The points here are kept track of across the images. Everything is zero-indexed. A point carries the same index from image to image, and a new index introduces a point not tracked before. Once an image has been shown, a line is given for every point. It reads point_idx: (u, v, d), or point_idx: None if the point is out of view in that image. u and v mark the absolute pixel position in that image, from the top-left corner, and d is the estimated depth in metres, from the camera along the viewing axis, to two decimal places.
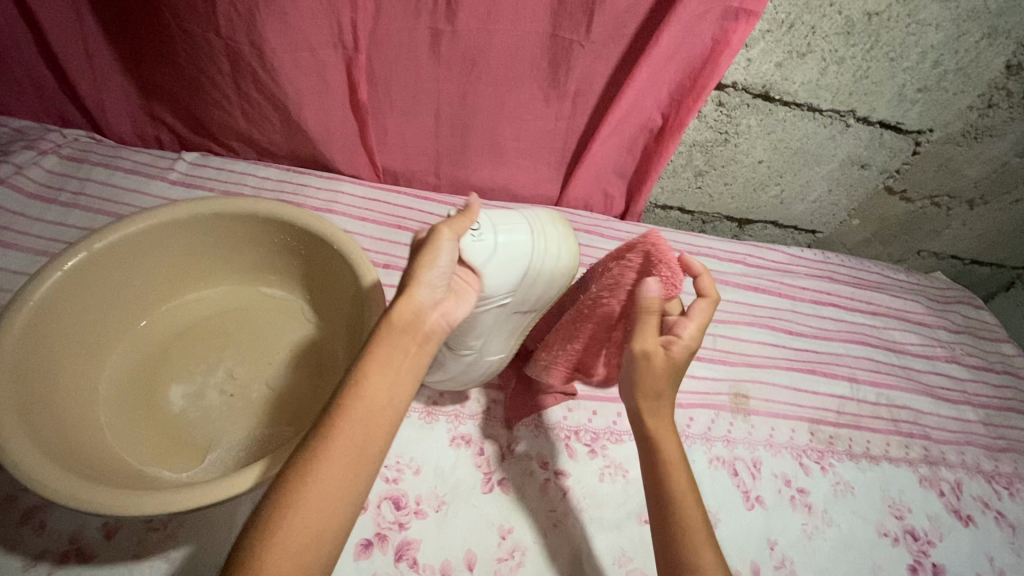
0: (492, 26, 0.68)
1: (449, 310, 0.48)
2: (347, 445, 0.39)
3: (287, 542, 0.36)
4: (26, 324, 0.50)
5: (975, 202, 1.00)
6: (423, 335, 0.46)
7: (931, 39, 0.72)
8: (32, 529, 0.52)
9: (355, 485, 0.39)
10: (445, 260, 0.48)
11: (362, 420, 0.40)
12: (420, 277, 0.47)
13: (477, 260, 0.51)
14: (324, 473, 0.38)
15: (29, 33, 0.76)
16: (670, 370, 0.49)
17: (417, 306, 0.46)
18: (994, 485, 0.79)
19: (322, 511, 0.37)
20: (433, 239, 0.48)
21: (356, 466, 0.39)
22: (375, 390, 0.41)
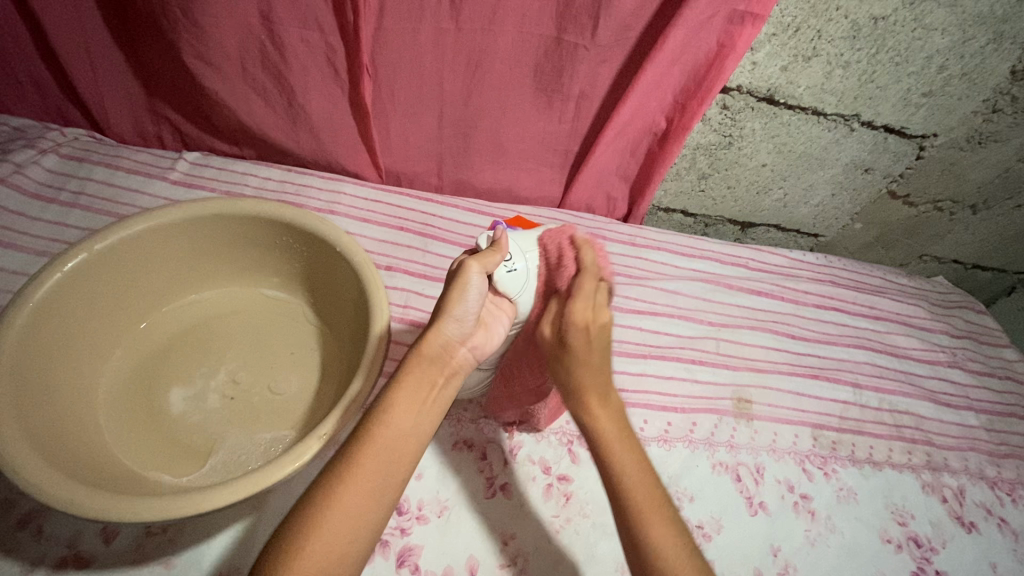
0: (496, 26, 0.68)
1: (479, 341, 0.50)
2: (371, 469, 0.41)
3: (307, 563, 0.36)
4: (24, 326, 0.50)
5: (978, 207, 1.00)
6: (449, 369, 0.48)
7: (937, 44, 0.72)
8: (31, 534, 0.51)
9: (374, 511, 0.40)
10: (474, 295, 0.48)
11: (386, 447, 0.42)
12: (448, 313, 0.48)
13: (512, 291, 0.51)
14: (348, 494, 0.39)
15: (29, 30, 0.75)
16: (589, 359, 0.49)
17: (444, 339, 0.48)
18: (996, 491, 0.79)
19: (342, 535, 0.38)
20: (461, 274, 0.48)
21: (378, 493, 0.40)
22: (400, 419, 0.43)
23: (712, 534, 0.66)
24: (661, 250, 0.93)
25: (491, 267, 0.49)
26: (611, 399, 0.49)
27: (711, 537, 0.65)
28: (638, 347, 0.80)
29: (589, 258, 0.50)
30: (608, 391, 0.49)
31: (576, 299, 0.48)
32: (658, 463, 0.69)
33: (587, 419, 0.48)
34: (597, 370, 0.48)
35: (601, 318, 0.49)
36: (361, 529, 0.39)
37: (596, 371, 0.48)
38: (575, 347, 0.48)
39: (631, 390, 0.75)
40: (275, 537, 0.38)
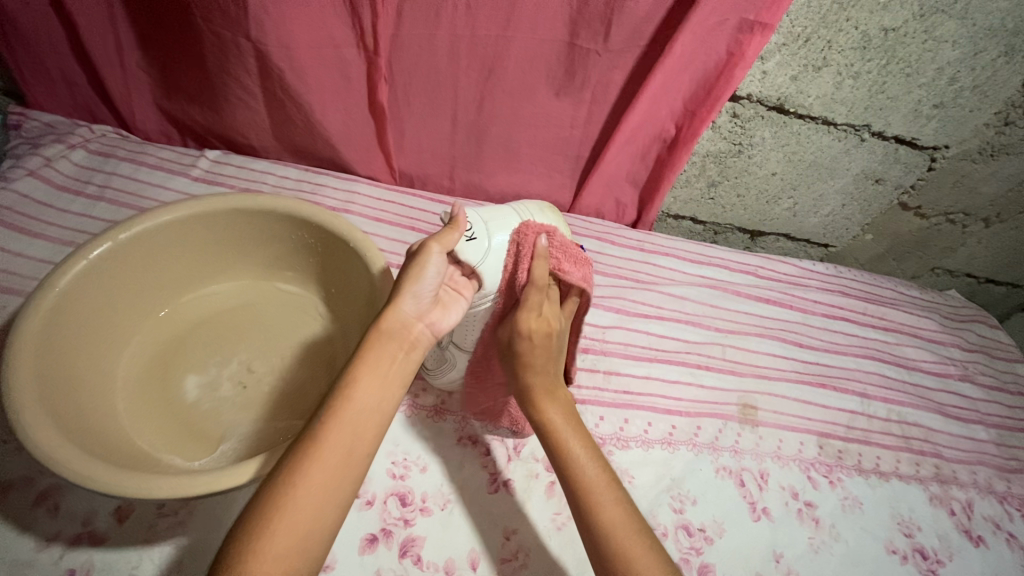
0: (511, 32, 0.69)
1: (435, 319, 0.51)
2: (336, 445, 0.42)
3: (275, 539, 0.38)
4: (51, 310, 0.52)
5: (990, 220, 0.99)
6: (408, 343, 0.48)
7: (948, 55, 0.73)
8: (47, 510, 0.53)
9: (342, 488, 0.41)
10: (433, 275, 0.50)
11: (353, 423, 0.43)
12: (406, 290, 0.50)
13: (474, 260, 0.52)
14: (316, 470, 0.40)
15: (63, 32, 0.78)
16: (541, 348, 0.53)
17: (403, 316, 0.49)
18: (1006, 505, 0.78)
19: (311, 513, 0.39)
20: (421, 253, 0.50)
21: (343, 468, 0.41)
22: (364, 392, 0.44)
23: (714, 538, 0.65)
24: (669, 256, 0.94)
25: (450, 247, 0.51)
26: (558, 393, 0.55)
27: (713, 540, 0.65)
28: (645, 350, 0.80)
29: (541, 273, 0.53)
30: (554, 386, 0.55)
31: (527, 306, 0.52)
32: (661, 466, 0.70)
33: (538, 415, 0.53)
34: (546, 367, 0.55)
35: (554, 326, 0.54)
36: (330, 505, 0.40)
37: (544, 372, 0.54)
38: (531, 350, 0.53)
39: (636, 392, 0.75)
40: (246, 512, 0.39)
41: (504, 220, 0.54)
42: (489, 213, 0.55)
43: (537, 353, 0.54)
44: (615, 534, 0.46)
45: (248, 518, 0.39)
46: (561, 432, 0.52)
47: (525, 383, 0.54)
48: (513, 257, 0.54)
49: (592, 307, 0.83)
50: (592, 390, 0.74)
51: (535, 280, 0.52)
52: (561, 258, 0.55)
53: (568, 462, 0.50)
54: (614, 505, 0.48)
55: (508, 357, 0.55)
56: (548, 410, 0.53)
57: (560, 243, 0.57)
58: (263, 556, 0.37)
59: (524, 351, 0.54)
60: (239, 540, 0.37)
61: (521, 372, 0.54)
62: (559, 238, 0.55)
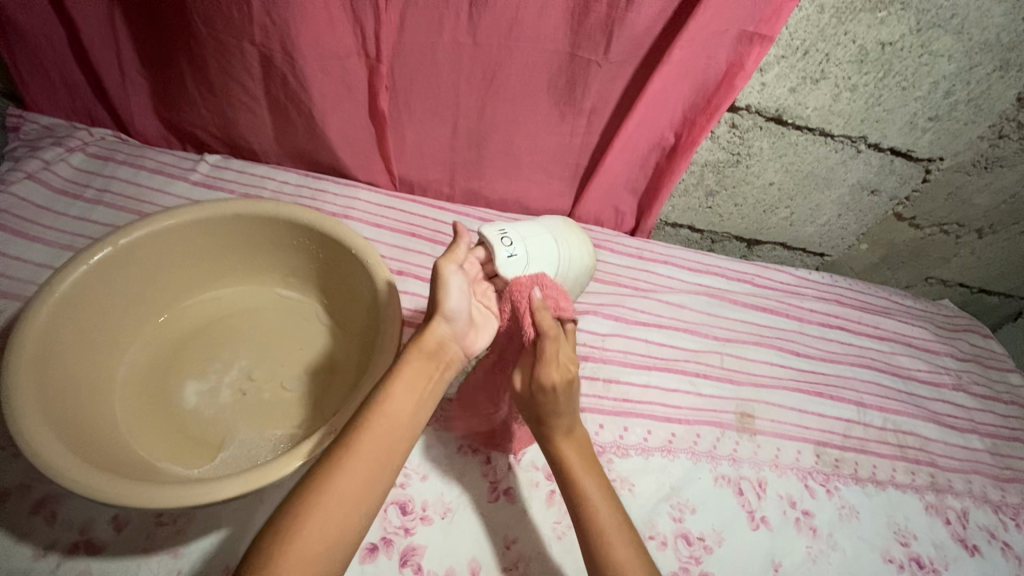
0: (513, 41, 0.70)
1: (469, 339, 0.53)
2: (367, 454, 0.42)
3: (303, 545, 0.38)
4: (50, 316, 0.52)
5: (984, 231, 1.01)
6: (446, 362, 0.50)
7: (943, 69, 0.74)
8: (44, 518, 0.52)
9: (368, 500, 0.41)
10: (458, 292, 0.52)
11: (385, 434, 0.44)
12: (440, 312, 0.51)
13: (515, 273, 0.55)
14: (345, 477, 0.41)
15: (63, 34, 0.78)
16: (563, 398, 0.49)
17: (440, 336, 0.50)
18: (1000, 515, 0.79)
19: (337, 519, 0.39)
20: (440, 274, 0.51)
21: (374, 479, 0.42)
22: (398, 406, 0.45)
23: (712, 547, 0.66)
24: (669, 264, 0.94)
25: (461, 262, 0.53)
26: (575, 433, 0.51)
27: (712, 550, 0.65)
28: (644, 358, 0.80)
29: (547, 321, 0.50)
30: (574, 427, 0.51)
31: (546, 360, 0.49)
32: (660, 474, 0.70)
33: (555, 455, 0.50)
34: (568, 415, 0.50)
35: (573, 372, 0.50)
36: (355, 515, 0.40)
37: (565, 416, 0.50)
38: (550, 402, 0.49)
39: (636, 400, 0.76)
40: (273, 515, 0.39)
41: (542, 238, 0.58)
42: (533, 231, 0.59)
43: (556, 402, 0.49)
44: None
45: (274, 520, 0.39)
46: (577, 472, 0.49)
47: (543, 429, 0.50)
48: (523, 310, 0.51)
49: (592, 314, 0.83)
50: (591, 398, 0.74)
51: (544, 331, 0.50)
52: (558, 299, 0.53)
53: (583, 497, 0.48)
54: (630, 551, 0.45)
55: (527, 411, 0.51)
56: (564, 452, 0.50)
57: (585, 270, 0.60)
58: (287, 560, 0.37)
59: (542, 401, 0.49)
60: (264, 542, 0.38)
61: (542, 422, 0.50)
62: (550, 283, 0.53)
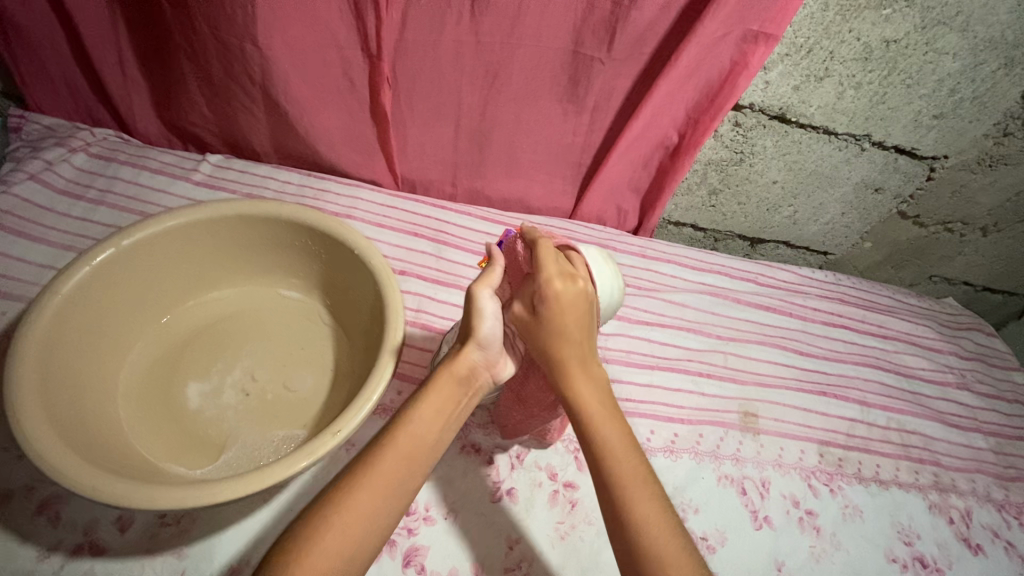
0: (515, 40, 0.70)
1: (500, 366, 0.52)
2: (388, 474, 0.43)
3: (322, 557, 0.38)
4: (53, 318, 0.52)
5: (988, 229, 1.00)
6: (473, 388, 0.50)
7: (948, 67, 0.73)
8: (49, 519, 0.53)
9: (388, 514, 0.42)
10: (491, 318, 0.51)
11: (408, 453, 0.44)
12: (473, 338, 0.50)
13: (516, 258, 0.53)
14: (365, 494, 0.41)
15: (65, 34, 0.78)
16: (571, 308, 0.48)
17: (470, 362, 0.50)
18: (1004, 514, 0.78)
19: (355, 534, 0.40)
20: (473, 300, 0.50)
21: (393, 493, 0.42)
22: (422, 427, 0.46)
23: (715, 547, 0.66)
24: (671, 263, 0.94)
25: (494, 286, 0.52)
26: (592, 369, 0.49)
27: (714, 549, 0.65)
28: (646, 358, 0.80)
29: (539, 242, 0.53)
30: (589, 361, 0.49)
31: (542, 267, 0.49)
32: (663, 474, 0.70)
33: (570, 389, 0.48)
34: (579, 340, 0.49)
35: (580, 286, 0.49)
36: (375, 529, 0.41)
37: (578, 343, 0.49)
38: (553, 315, 0.48)
39: (638, 400, 0.75)
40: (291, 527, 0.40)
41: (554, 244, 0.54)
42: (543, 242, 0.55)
43: (554, 321, 0.48)
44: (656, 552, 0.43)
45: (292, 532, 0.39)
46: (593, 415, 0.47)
47: (554, 356, 0.49)
48: (518, 249, 0.55)
49: None
50: None
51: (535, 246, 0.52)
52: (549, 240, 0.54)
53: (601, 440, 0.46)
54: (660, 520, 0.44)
55: (533, 338, 0.50)
56: (576, 387, 0.48)
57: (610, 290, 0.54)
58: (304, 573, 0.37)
59: (546, 318, 0.48)
60: (282, 553, 0.38)
61: (551, 352, 0.49)
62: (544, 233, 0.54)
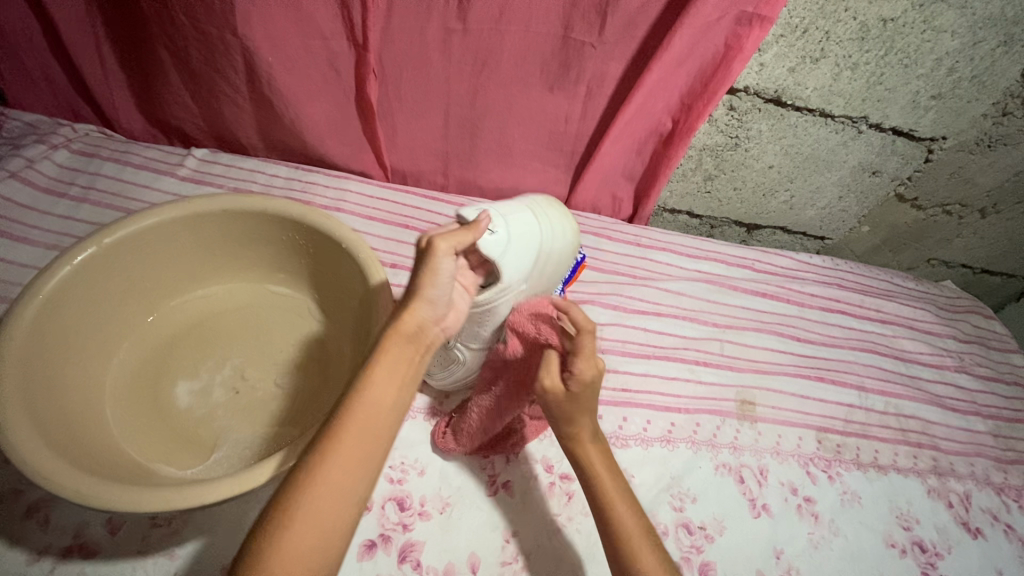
0: (504, 26, 0.68)
1: (449, 322, 0.50)
2: (351, 450, 0.40)
3: (291, 550, 0.36)
4: (35, 319, 0.51)
5: (987, 211, 0.99)
6: (424, 347, 0.47)
7: (947, 46, 0.72)
8: (37, 523, 0.52)
9: (354, 494, 0.39)
10: (447, 277, 0.49)
11: (366, 422, 0.41)
12: (425, 294, 0.47)
13: (494, 254, 0.53)
14: (331, 474, 0.39)
15: (42, 28, 0.76)
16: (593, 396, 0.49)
17: (420, 318, 0.47)
18: (1003, 497, 0.78)
19: (330, 511, 0.38)
20: (432, 256, 0.48)
21: (359, 469, 0.40)
22: (378, 394, 0.42)
23: (714, 536, 0.65)
24: (667, 251, 0.93)
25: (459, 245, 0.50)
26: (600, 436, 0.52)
27: (713, 538, 0.65)
28: (642, 347, 0.79)
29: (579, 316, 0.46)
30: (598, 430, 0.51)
31: (579, 362, 0.47)
32: (660, 464, 0.69)
33: (579, 454, 0.51)
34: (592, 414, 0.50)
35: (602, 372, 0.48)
36: (343, 511, 0.38)
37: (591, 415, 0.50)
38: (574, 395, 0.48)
39: (635, 390, 0.75)
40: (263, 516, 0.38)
41: (516, 219, 0.57)
42: (501, 205, 0.60)
43: (566, 404, 0.49)
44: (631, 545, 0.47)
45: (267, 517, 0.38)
46: (597, 469, 0.50)
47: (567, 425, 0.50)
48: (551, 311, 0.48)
49: (590, 304, 0.82)
50: None
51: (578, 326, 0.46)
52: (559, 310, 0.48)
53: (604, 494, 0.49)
54: (651, 555, 0.47)
55: (552, 409, 0.49)
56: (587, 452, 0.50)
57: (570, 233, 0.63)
58: (284, 560, 0.36)
59: (571, 397, 0.48)
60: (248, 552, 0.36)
61: (567, 422, 0.49)
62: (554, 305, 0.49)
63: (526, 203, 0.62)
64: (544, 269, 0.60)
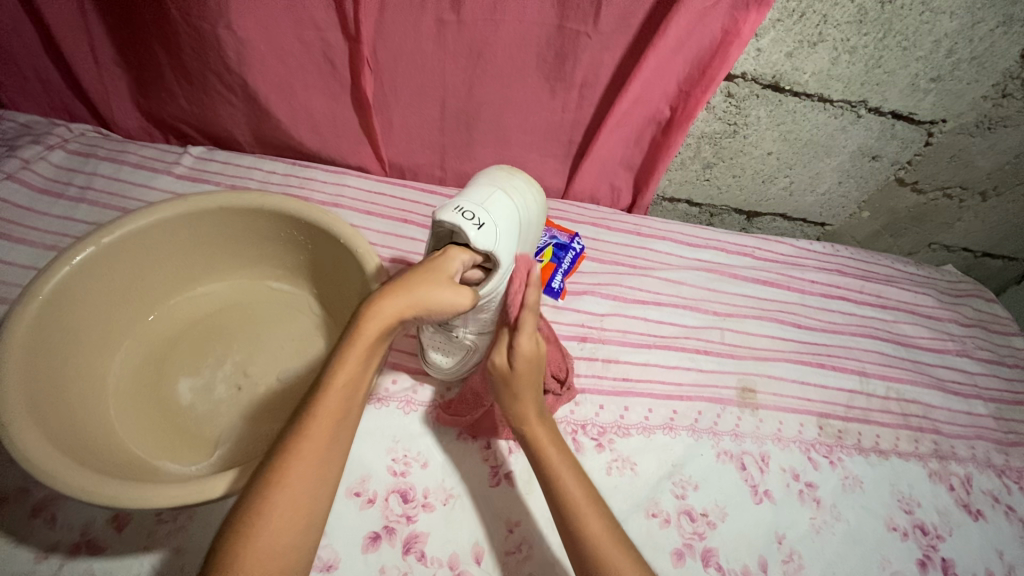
0: (498, 16, 0.68)
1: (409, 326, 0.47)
2: (320, 441, 0.40)
3: (267, 541, 0.37)
4: (35, 319, 0.51)
5: (988, 194, 0.99)
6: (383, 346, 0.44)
7: (945, 27, 0.71)
8: (44, 521, 0.52)
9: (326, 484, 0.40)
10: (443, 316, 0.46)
11: (337, 412, 0.41)
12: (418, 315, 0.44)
13: (489, 245, 0.51)
14: (302, 466, 0.39)
15: (35, 27, 0.76)
16: (531, 372, 0.52)
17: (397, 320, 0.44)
18: (1004, 479, 0.78)
19: (302, 501, 0.39)
20: (458, 304, 0.45)
21: (328, 457, 0.40)
22: (348, 384, 0.42)
23: (716, 522, 0.66)
24: (667, 240, 0.93)
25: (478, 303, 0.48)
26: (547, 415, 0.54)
27: (715, 524, 0.66)
28: (643, 337, 0.79)
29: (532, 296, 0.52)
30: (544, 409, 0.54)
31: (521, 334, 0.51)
32: (662, 452, 0.70)
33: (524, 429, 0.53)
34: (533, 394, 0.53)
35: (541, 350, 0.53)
36: (314, 501, 0.39)
37: (534, 399, 0.53)
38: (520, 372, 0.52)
39: (636, 379, 0.75)
40: (233, 515, 0.38)
41: (493, 201, 0.54)
42: (468, 191, 0.56)
43: (521, 383, 0.52)
44: (596, 545, 0.46)
45: (241, 510, 0.38)
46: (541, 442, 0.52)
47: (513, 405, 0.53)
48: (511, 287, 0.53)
49: (589, 295, 0.82)
50: (591, 378, 0.74)
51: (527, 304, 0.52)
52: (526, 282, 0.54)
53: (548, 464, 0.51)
54: (597, 518, 0.48)
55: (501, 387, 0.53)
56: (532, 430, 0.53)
57: (538, 196, 0.61)
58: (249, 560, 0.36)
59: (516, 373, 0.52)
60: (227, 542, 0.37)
61: (514, 399, 0.52)
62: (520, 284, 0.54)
63: (493, 176, 0.59)
64: (528, 237, 0.59)
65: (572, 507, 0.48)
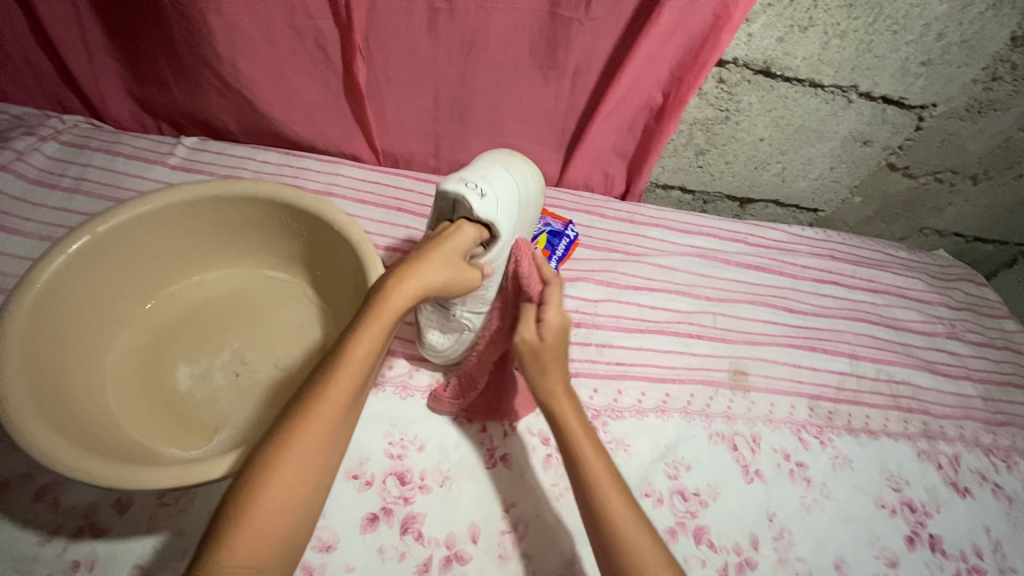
0: (490, 3, 0.68)
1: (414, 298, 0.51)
2: (327, 413, 0.41)
3: (265, 509, 0.38)
4: (34, 306, 0.51)
5: (979, 178, 0.99)
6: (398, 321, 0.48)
7: (935, 11, 0.71)
8: (47, 505, 0.53)
9: (328, 458, 0.41)
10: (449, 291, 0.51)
11: (348, 386, 0.42)
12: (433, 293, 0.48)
13: (490, 215, 0.52)
14: (304, 437, 0.40)
15: (26, 18, 0.76)
16: (555, 346, 0.54)
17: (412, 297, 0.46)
18: (992, 458, 0.80)
19: (303, 471, 0.40)
20: (468, 285, 0.50)
21: (333, 432, 0.41)
22: (362, 358, 0.43)
23: (708, 502, 0.67)
24: (660, 227, 0.93)
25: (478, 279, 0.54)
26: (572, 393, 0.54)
27: (707, 504, 0.67)
28: (636, 322, 0.80)
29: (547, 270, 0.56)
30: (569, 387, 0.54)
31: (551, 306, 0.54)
32: (655, 434, 0.71)
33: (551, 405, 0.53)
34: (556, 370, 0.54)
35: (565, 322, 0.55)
36: (315, 473, 0.40)
37: (558, 373, 0.54)
38: (548, 344, 0.54)
39: (629, 363, 0.76)
40: (235, 482, 0.39)
41: (495, 174, 0.56)
42: (467, 168, 0.57)
43: (543, 356, 0.53)
44: (614, 519, 0.46)
45: (243, 478, 0.39)
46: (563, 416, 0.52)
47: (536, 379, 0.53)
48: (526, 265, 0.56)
49: (583, 281, 0.82)
50: (585, 363, 0.75)
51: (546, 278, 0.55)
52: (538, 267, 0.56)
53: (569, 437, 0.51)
54: (619, 495, 0.48)
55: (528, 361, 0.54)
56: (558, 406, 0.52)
57: (538, 178, 0.62)
58: (253, 525, 0.37)
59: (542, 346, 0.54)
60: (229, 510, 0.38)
61: (539, 373, 0.53)
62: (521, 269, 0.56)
63: (493, 155, 0.60)
64: (527, 216, 0.61)
65: (592, 484, 0.48)
